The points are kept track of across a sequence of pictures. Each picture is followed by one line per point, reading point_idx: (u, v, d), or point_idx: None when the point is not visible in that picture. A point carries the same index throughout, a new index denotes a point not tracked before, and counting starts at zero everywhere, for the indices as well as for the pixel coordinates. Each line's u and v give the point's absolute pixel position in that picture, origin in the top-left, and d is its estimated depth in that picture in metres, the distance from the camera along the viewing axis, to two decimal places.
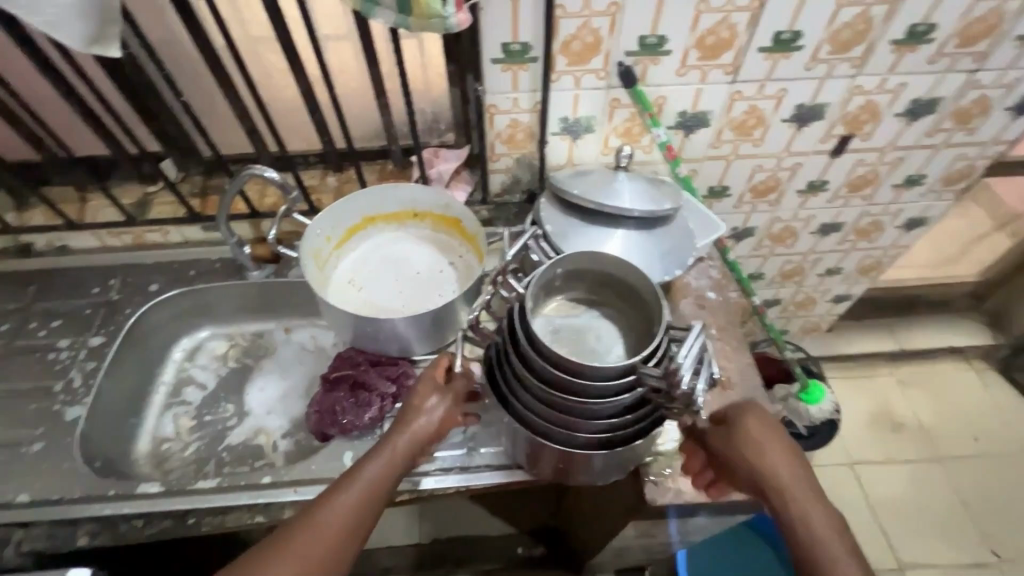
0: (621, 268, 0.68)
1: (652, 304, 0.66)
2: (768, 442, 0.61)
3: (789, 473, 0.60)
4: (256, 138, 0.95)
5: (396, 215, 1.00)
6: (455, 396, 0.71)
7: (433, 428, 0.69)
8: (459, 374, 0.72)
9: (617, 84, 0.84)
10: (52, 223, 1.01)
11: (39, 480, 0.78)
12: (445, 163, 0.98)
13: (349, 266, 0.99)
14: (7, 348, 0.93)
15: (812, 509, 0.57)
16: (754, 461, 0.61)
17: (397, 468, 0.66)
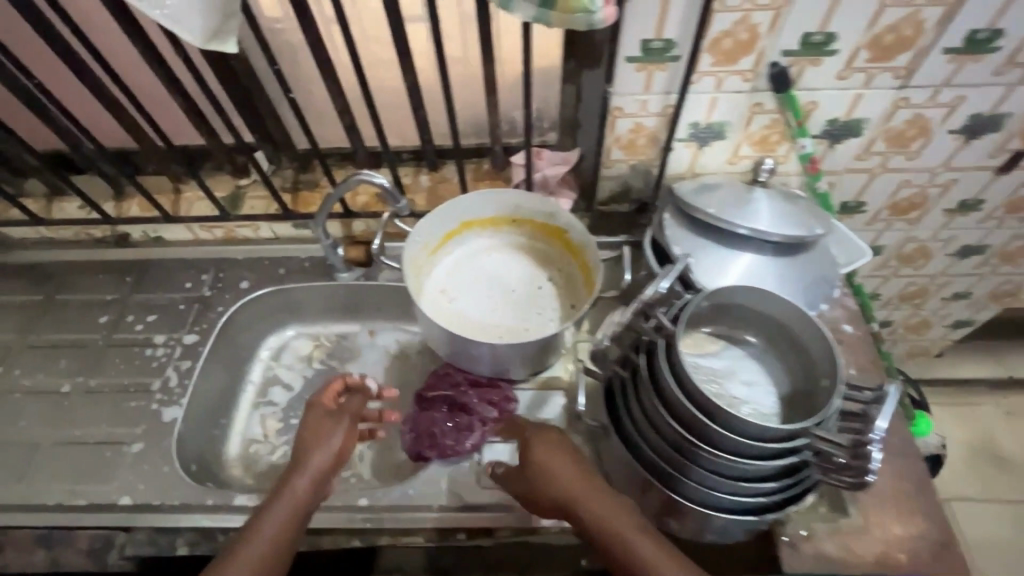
0: (787, 315, 0.60)
1: (823, 363, 0.58)
2: (551, 455, 0.65)
3: (572, 477, 0.62)
4: (354, 134, 0.90)
5: (494, 221, 0.94)
6: (351, 414, 0.77)
7: (336, 451, 0.72)
8: (356, 393, 0.79)
9: (764, 87, 0.73)
10: (148, 214, 1.00)
11: (140, 483, 0.77)
12: (551, 165, 0.89)
13: (443, 274, 0.92)
14: (106, 340, 0.93)
15: (640, 539, 0.56)
16: (554, 479, 0.63)
17: (309, 497, 0.66)
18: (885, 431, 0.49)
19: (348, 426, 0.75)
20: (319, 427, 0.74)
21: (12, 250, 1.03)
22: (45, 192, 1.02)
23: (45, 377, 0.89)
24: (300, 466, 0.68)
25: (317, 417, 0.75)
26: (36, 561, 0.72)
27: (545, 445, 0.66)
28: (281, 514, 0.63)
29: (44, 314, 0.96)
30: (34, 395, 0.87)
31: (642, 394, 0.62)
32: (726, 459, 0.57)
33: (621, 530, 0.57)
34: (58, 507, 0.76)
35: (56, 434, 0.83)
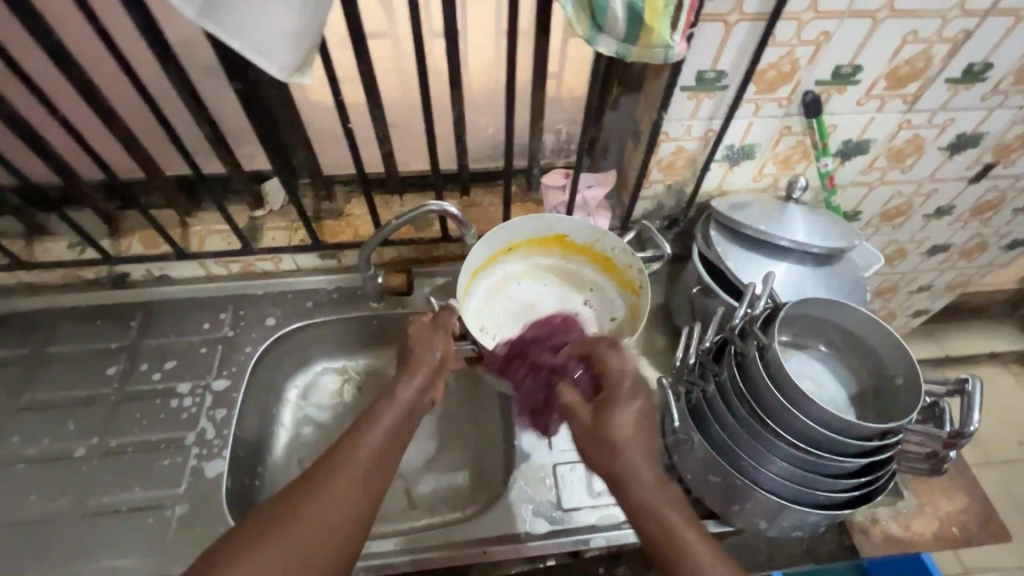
0: (862, 322, 0.66)
1: (897, 365, 0.65)
2: (627, 425, 0.61)
3: (635, 453, 0.60)
4: (390, 161, 0.88)
5: (522, 247, 0.93)
6: (447, 330, 0.76)
7: (435, 365, 0.72)
8: (444, 309, 0.78)
9: (795, 112, 0.80)
10: (153, 251, 0.92)
11: (193, 548, 0.71)
12: (590, 189, 0.93)
13: (481, 309, 0.89)
14: (119, 394, 0.84)
15: (699, 547, 0.53)
16: (611, 430, 0.62)
17: (408, 415, 0.66)
18: (979, 424, 0.55)
19: (444, 339, 0.75)
20: (422, 347, 0.73)
21: None
22: (23, 231, 0.91)
23: (53, 442, 0.79)
24: (400, 388, 0.68)
25: (418, 333, 0.75)
26: None
27: (618, 391, 0.64)
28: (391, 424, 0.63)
29: (37, 370, 0.86)
30: (43, 464, 0.77)
31: (734, 404, 0.64)
32: (826, 459, 0.60)
33: (654, 501, 0.57)
34: None
35: (78, 505, 0.74)
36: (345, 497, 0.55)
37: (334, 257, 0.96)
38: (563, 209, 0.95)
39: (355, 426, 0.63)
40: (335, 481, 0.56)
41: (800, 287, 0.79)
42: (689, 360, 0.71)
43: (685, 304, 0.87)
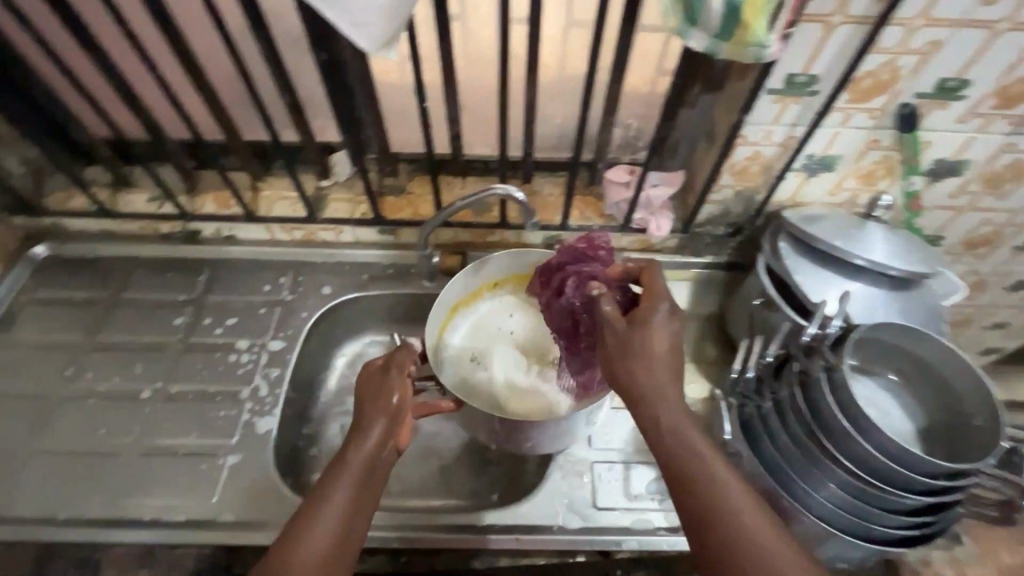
0: (944, 355, 0.63)
1: (978, 406, 0.62)
2: (665, 368, 0.57)
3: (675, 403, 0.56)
4: (457, 143, 0.89)
5: (514, 280, 0.88)
6: (403, 368, 0.66)
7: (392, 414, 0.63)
8: (401, 349, 0.68)
9: (887, 125, 0.76)
10: (225, 211, 0.96)
11: (240, 497, 0.74)
12: (655, 188, 0.91)
13: (464, 344, 0.85)
14: (183, 344, 0.88)
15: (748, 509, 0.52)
16: (649, 358, 0.58)
17: (366, 479, 0.59)
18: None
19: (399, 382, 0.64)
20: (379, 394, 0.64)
21: (74, 243, 0.97)
22: (110, 182, 0.96)
23: (122, 381, 0.84)
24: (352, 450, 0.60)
25: (367, 380, 0.66)
26: None
27: (657, 308, 0.60)
28: (345, 498, 0.57)
29: (113, 313, 0.91)
30: (112, 402, 0.82)
31: (793, 423, 0.62)
32: (887, 492, 0.58)
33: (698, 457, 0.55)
34: (157, 521, 0.72)
35: (141, 443, 0.78)
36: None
37: (392, 233, 0.97)
38: (624, 206, 0.93)
39: (313, 493, 0.58)
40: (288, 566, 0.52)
41: (872, 311, 0.75)
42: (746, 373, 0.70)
43: (743, 315, 0.84)
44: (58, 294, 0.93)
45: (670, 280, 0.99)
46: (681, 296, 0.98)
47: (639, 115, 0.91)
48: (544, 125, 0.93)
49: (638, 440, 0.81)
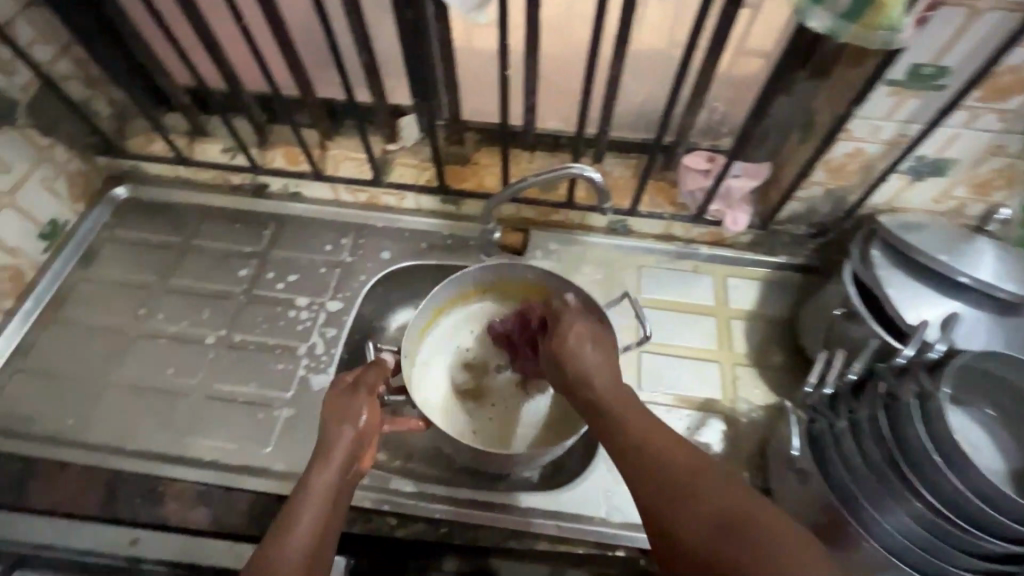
0: None
1: None
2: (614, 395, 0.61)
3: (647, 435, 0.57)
4: (531, 115, 0.85)
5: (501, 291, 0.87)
6: (370, 390, 0.67)
7: (359, 434, 0.63)
8: (368, 368, 0.69)
9: (1020, 130, 0.67)
10: (293, 167, 0.96)
11: (292, 449, 0.76)
12: (735, 179, 0.85)
13: (437, 354, 0.86)
14: (247, 295, 0.91)
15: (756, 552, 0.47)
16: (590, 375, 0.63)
17: (332, 502, 0.58)
18: None
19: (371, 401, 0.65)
20: (351, 413, 0.64)
21: (151, 187, 1.01)
22: (188, 130, 0.98)
23: (188, 325, 0.87)
24: (317, 472, 0.59)
25: (335, 402, 0.65)
26: (201, 517, 0.71)
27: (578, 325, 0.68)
28: (314, 518, 0.56)
29: (183, 258, 0.94)
30: (179, 343, 0.86)
31: (872, 446, 0.58)
32: (972, 535, 0.53)
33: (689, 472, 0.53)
34: (215, 462, 0.75)
35: (204, 386, 0.82)
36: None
37: (455, 204, 0.96)
38: (699, 195, 0.88)
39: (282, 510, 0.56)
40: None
41: (972, 336, 0.68)
42: (823, 387, 0.66)
43: (822, 325, 0.78)
44: (134, 235, 0.97)
45: (740, 277, 0.93)
46: (751, 295, 0.92)
47: (727, 98, 0.85)
48: (623, 102, 0.88)
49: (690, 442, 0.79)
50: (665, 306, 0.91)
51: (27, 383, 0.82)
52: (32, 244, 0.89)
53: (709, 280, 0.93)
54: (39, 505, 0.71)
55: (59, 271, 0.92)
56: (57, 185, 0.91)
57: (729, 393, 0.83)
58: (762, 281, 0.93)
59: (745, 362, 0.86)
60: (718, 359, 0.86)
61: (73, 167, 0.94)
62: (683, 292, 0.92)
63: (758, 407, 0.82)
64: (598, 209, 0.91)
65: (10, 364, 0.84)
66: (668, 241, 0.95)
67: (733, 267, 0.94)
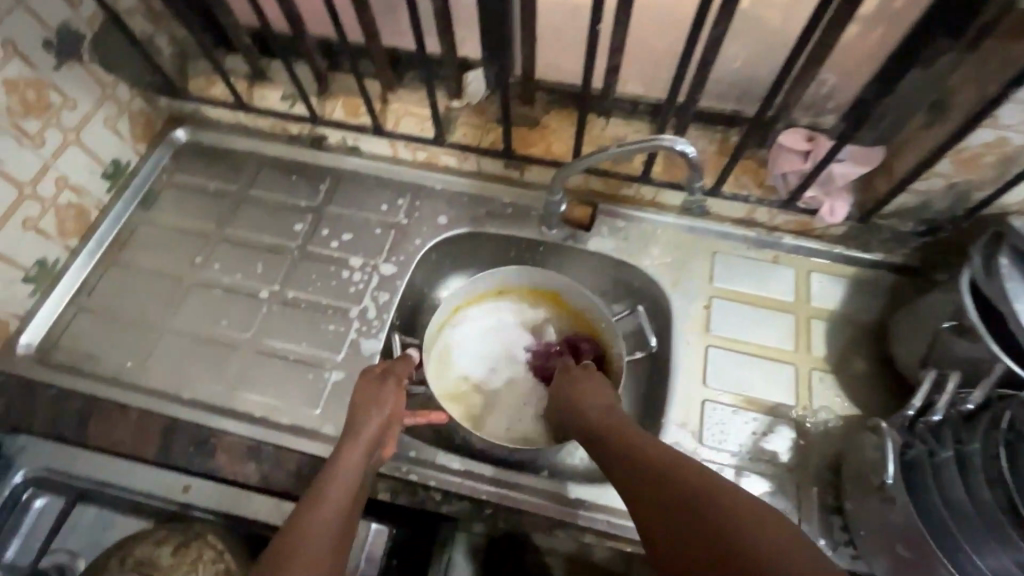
0: None
1: None
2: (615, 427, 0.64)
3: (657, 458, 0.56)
4: (614, 77, 0.77)
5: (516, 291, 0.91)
6: (399, 378, 0.70)
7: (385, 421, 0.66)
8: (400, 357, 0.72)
9: None
10: (353, 120, 0.92)
11: (340, 413, 0.75)
12: (840, 165, 0.76)
13: (453, 351, 0.89)
14: (301, 251, 0.88)
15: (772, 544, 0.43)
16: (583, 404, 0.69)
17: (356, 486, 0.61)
18: None
19: (398, 388, 0.69)
20: (382, 398, 0.67)
21: (210, 132, 0.99)
22: (248, 74, 0.95)
23: (243, 278, 0.86)
24: (346, 452, 0.62)
25: (364, 387, 0.68)
26: (250, 472, 0.71)
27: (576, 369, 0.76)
28: (340, 498, 0.58)
29: (240, 208, 0.93)
30: (234, 296, 0.85)
31: (981, 482, 0.52)
32: None
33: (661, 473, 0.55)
34: (265, 419, 0.75)
35: (256, 341, 0.81)
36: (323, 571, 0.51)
37: (518, 169, 0.90)
38: (794, 179, 0.79)
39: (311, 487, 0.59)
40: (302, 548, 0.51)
41: None
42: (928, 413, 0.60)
43: (922, 336, 0.70)
44: (193, 181, 0.96)
45: (825, 273, 0.85)
46: (835, 294, 0.83)
47: (842, 69, 0.74)
48: (718, 67, 0.78)
49: (756, 448, 0.73)
50: (739, 298, 0.83)
51: (90, 322, 0.83)
52: (96, 183, 0.89)
53: (790, 272, 0.85)
54: (99, 443, 0.73)
55: (121, 213, 0.92)
56: (119, 125, 0.90)
57: (802, 399, 0.76)
58: (849, 279, 0.84)
59: (824, 367, 0.78)
60: (794, 361, 0.79)
61: (135, 106, 0.92)
62: (759, 284, 0.84)
63: (832, 418, 0.75)
64: (682, 186, 0.84)
65: (74, 302, 0.85)
66: (748, 227, 0.87)
67: (818, 261, 0.85)
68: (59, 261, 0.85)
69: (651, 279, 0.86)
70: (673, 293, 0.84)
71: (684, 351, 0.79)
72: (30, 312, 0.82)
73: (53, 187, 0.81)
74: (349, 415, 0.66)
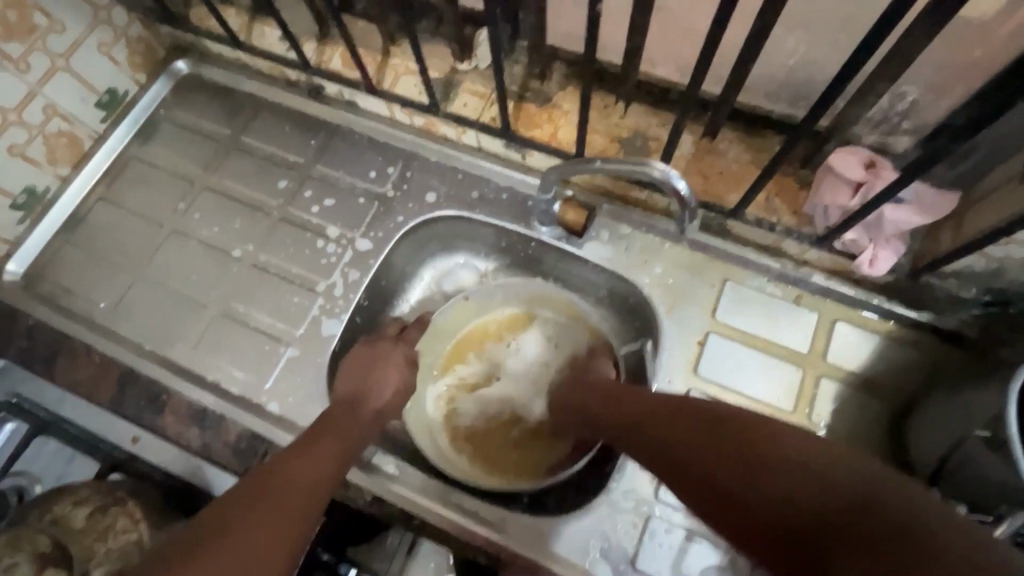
0: None
1: None
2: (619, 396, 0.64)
3: (660, 414, 0.56)
4: (632, 61, 0.64)
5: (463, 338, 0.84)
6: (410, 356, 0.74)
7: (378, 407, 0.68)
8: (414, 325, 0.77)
9: None
10: (350, 73, 0.84)
11: (289, 393, 0.74)
12: (894, 209, 0.61)
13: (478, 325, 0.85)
14: (280, 212, 0.84)
15: (788, 467, 0.42)
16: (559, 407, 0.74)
17: (338, 460, 0.60)
18: None
19: (404, 367, 0.72)
20: (386, 378, 0.70)
21: (210, 66, 0.93)
22: (249, 7, 0.87)
23: (220, 233, 0.84)
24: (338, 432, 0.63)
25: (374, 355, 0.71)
26: (193, 437, 0.71)
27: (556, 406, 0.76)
28: (319, 459, 0.58)
29: (228, 157, 0.89)
30: (208, 250, 0.83)
31: None
32: None
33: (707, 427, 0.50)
34: (217, 385, 0.75)
35: (221, 302, 0.80)
36: (277, 515, 0.51)
37: (520, 152, 0.80)
38: (836, 214, 0.65)
39: (296, 449, 0.59)
40: (246, 517, 0.49)
41: None
42: None
43: (944, 434, 0.58)
44: (187, 119, 0.92)
45: (854, 325, 0.71)
46: (861, 354, 0.70)
47: (926, 84, 0.58)
48: (769, 62, 0.63)
49: None
50: (741, 338, 0.72)
51: (72, 256, 0.84)
52: (90, 113, 0.86)
53: (811, 319, 0.72)
54: (62, 381, 0.75)
55: (114, 144, 0.90)
56: (116, 52, 0.86)
57: None
58: (882, 338, 0.70)
59: (823, 439, 0.68)
60: (787, 423, 0.69)
61: (133, 33, 0.88)
62: (768, 325, 0.73)
63: None
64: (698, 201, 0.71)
65: (60, 234, 0.85)
66: (773, 256, 0.74)
67: (849, 309, 0.72)
68: (50, 189, 0.85)
69: (644, 298, 0.77)
70: (666, 319, 0.74)
71: (661, 390, 0.71)
72: (20, 238, 0.83)
73: (41, 114, 0.80)
74: (347, 396, 0.67)
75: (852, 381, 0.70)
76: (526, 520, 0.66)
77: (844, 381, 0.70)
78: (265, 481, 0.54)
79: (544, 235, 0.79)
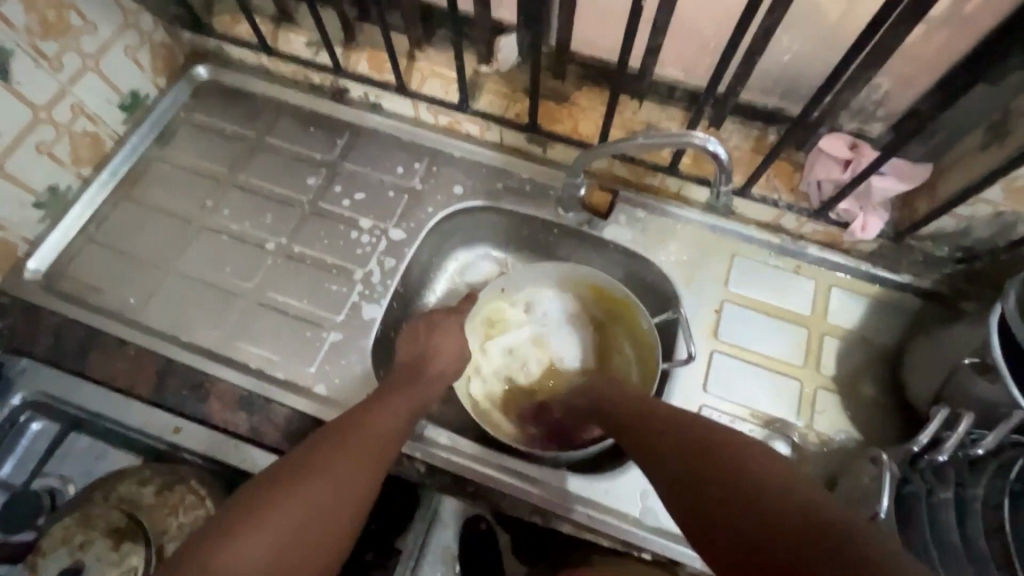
0: None
1: None
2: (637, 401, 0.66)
3: (674, 425, 0.59)
4: (651, 59, 0.73)
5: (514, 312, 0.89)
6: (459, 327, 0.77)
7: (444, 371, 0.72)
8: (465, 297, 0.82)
9: None
10: (378, 75, 0.89)
11: (335, 376, 0.75)
12: (880, 180, 0.72)
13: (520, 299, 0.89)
14: (311, 206, 0.87)
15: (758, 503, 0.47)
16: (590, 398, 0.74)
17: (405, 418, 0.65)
18: None
19: (462, 338, 0.76)
20: (445, 347, 0.74)
21: (230, 71, 0.96)
22: (274, 15, 0.91)
23: (251, 228, 0.86)
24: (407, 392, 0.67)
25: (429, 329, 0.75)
26: (240, 422, 0.72)
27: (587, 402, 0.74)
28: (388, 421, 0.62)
29: (254, 156, 0.91)
30: (240, 244, 0.84)
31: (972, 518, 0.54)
32: None
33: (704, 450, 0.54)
34: (260, 371, 0.76)
35: (258, 292, 0.81)
36: (345, 475, 0.55)
37: (542, 146, 0.87)
38: (829, 187, 0.76)
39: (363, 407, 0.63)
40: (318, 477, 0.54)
41: None
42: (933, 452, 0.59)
43: (937, 371, 0.67)
44: (209, 121, 0.94)
45: (846, 290, 0.81)
46: (855, 314, 0.80)
47: (898, 76, 0.69)
48: (767, 60, 0.74)
49: None
50: (751, 305, 0.81)
51: (96, 254, 0.83)
52: (113, 114, 0.87)
53: (809, 285, 0.81)
54: (96, 376, 0.74)
55: (134, 146, 0.91)
56: (140, 56, 0.88)
57: (805, 417, 0.75)
58: (871, 298, 0.80)
59: (831, 388, 0.76)
60: (800, 376, 0.77)
61: (157, 37, 0.90)
62: (773, 293, 0.81)
63: (835, 441, 0.74)
64: (707, 183, 0.81)
65: (81, 234, 0.85)
66: (772, 232, 0.83)
67: (842, 276, 0.82)
68: (71, 189, 0.85)
69: (662, 274, 0.84)
70: (685, 291, 0.82)
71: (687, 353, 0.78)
72: (39, 237, 0.82)
73: (69, 113, 0.80)
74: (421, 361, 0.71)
75: (850, 338, 0.79)
76: (575, 478, 0.70)
77: (843, 337, 0.79)
78: (340, 438, 0.58)
79: (566, 220, 0.86)
